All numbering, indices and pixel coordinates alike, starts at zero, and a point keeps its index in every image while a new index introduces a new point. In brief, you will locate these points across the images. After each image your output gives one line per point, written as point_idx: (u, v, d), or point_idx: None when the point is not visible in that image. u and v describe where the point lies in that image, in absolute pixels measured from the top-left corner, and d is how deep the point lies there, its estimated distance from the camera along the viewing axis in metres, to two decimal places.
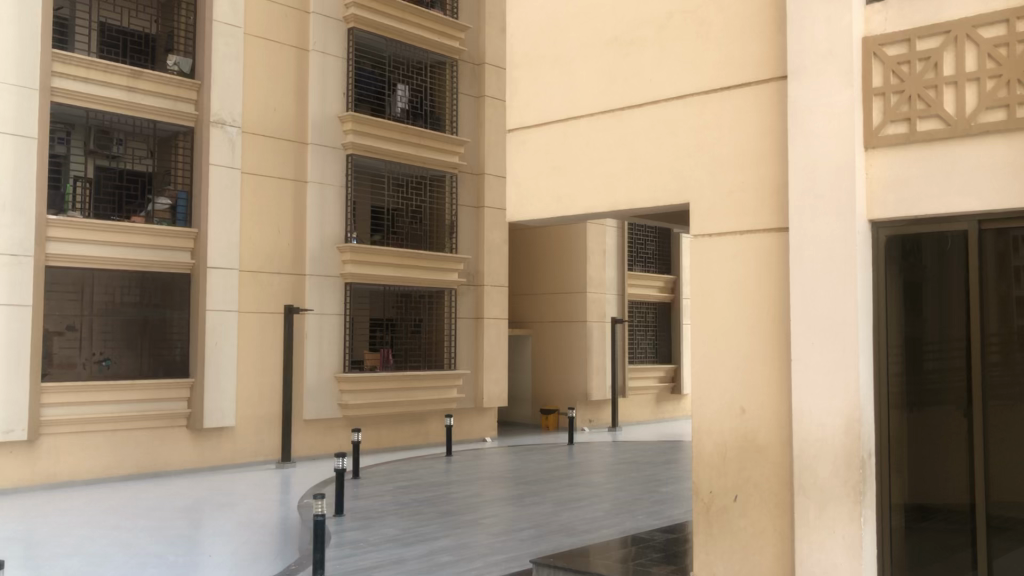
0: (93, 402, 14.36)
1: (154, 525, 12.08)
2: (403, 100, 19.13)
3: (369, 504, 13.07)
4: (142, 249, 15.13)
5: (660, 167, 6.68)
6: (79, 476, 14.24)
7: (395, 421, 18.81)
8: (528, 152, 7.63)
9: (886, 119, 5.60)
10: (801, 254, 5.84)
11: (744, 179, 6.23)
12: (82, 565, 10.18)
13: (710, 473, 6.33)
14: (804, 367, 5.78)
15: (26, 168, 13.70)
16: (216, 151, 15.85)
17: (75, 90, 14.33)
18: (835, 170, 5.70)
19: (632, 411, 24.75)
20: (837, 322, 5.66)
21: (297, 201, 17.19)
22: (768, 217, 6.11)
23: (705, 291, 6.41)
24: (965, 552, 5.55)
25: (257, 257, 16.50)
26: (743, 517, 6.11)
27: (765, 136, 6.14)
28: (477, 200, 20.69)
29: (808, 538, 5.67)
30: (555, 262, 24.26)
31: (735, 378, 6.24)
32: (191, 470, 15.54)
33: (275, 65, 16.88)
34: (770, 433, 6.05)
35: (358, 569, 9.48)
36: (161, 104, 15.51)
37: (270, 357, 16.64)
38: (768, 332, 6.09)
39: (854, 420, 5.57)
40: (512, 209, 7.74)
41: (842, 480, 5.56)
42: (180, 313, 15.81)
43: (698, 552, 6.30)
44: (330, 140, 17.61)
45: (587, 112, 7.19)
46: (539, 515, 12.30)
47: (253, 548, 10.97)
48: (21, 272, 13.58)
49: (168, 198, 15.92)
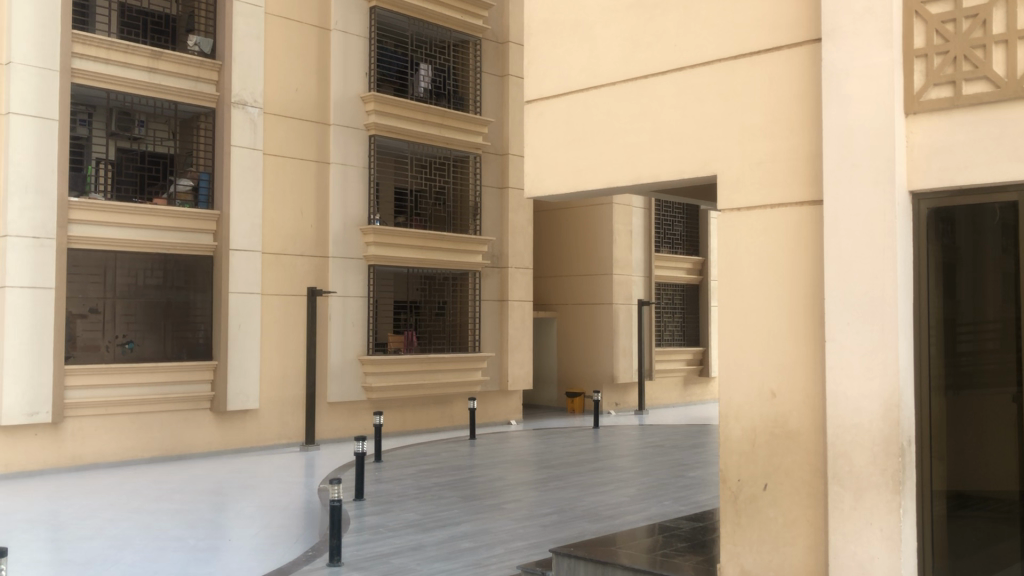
0: (116, 384, 14.27)
1: (176, 508, 11.93)
2: (425, 79, 18.82)
3: (391, 488, 12.87)
4: (164, 231, 14.95)
5: (685, 137, 6.34)
6: (104, 459, 14.19)
7: (419, 403, 18.61)
8: (545, 124, 7.31)
9: (930, 83, 5.22)
10: (836, 228, 5.47)
11: (775, 148, 5.87)
12: (103, 548, 10.04)
13: (738, 460, 6.02)
14: (840, 349, 5.42)
15: (49, 148, 13.57)
16: (237, 132, 15.65)
17: (95, 72, 14.15)
18: (874, 137, 5.33)
19: (659, 394, 24.48)
20: (875, 300, 5.30)
21: (320, 183, 16.93)
22: (801, 188, 5.75)
23: (733, 268, 6.07)
24: (1011, 540, 5.26)
25: (279, 238, 16.30)
26: (773, 506, 5.79)
27: (797, 103, 5.78)
28: (501, 181, 20.35)
29: (842, 529, 5.33)
30: (581, 243, 23.90)
31: (765, 360, 5.90)
32: (215, 452, 15.43)
33: (295, 44, 16.60)
34: (802, 418, 5.72)
35: (377, 555, 9.27)
36: (183, 85, 15.26)
37: (293, 339, 16.48)
38: (802, 312, 5.74)
39: (893, 406, 5.21)
40: (530, 183, 7.42)
41: (879, 469, 5.21)
42: (202, 296, 15.62)
43: (726, 542, 5.99)
44: (351, 120, 17.34)
45: (609, 80, 6.85)
46: (562, 500, 12.03)
47: (275, 531, 10.80)
48: (46, 255, 13.51)
49: (190, 179, 15.67)
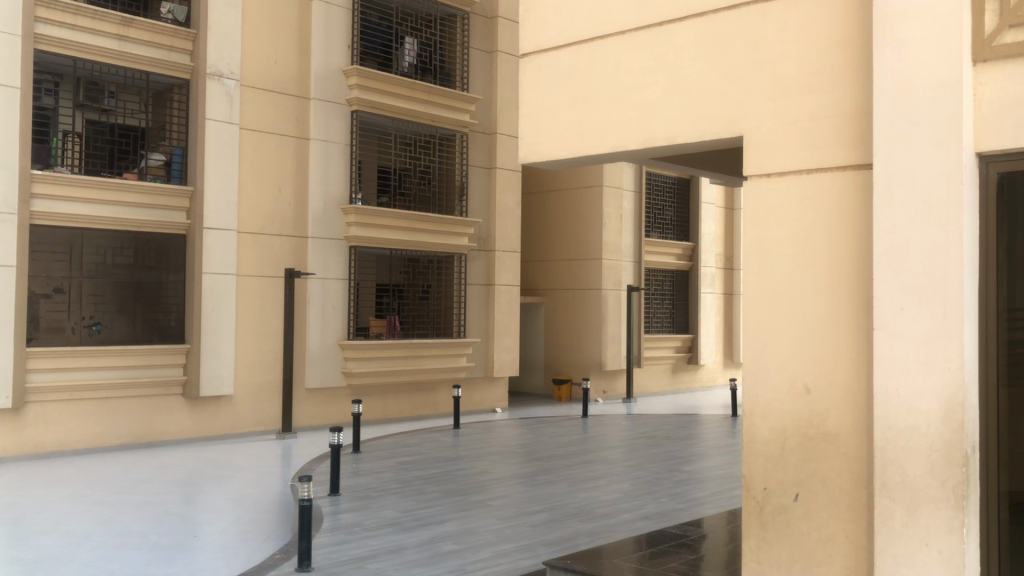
0: (80, 368, 13.36)
1: (142, 500, 11.06)
2: (410, 54, 17.85)
3: (370, 482, 12.05)
4: (135, 208, 14.02)
5: (708, 93, 5.51)
6: (69, 447, 13.30)
7: (402, 389, 17.76)
8: (545, 80, 6.48)
9: (1005, 23, 4.41)
10: (888, 195, 4.66)
11: (814, 104, 5.05)
12: (57, 545, 9.13)
13: (765, 464, 5.24)
14: (892, 338, 4.63)
15: (8, 116, 12.58)
16: (213, 105, 14.68)
17: (60, 38, 13.16)
18: (937, 90, 4.51)
19: (648, 381, 23.73)
20: (935, 281, 4.49)
21: (300, 159, 15.99)
22: (844, 150, 4.94)
23: (760, 243, 5.29)
24: None
25: (256, 217, 15.35)
26: (806, 519, 5.01)
27: (840, 52, 4.97)
28: (489, 161, 19.41)
29: (890, 552, 4.54)
30: (570, 227, 23.04)
31: (797, 350, 5.12)
32: (188, 440, 14.56)
33: (274, 13, 15.64)
34: (842, 418, 4.93)
35: (351, 559, 8.42)
36: (155, 54, 14.34)
37: (270, 322, 15.56)
38: (842, 293, 4.94)
39: (956, 405, 4.41)
40: (526, 147, 6.61)
41: (938, 480, 4.42)
42: (175, 276, 14.75)
43: (749, 559, 5.23)
44: (333, 94, 16.38)
45: (617, 29, 6.02)
46: (551, 496, 11.24)
47: (246, 526, 9.97)
48: (6, 230, 12.57)
49: (162, 154, 14.86)
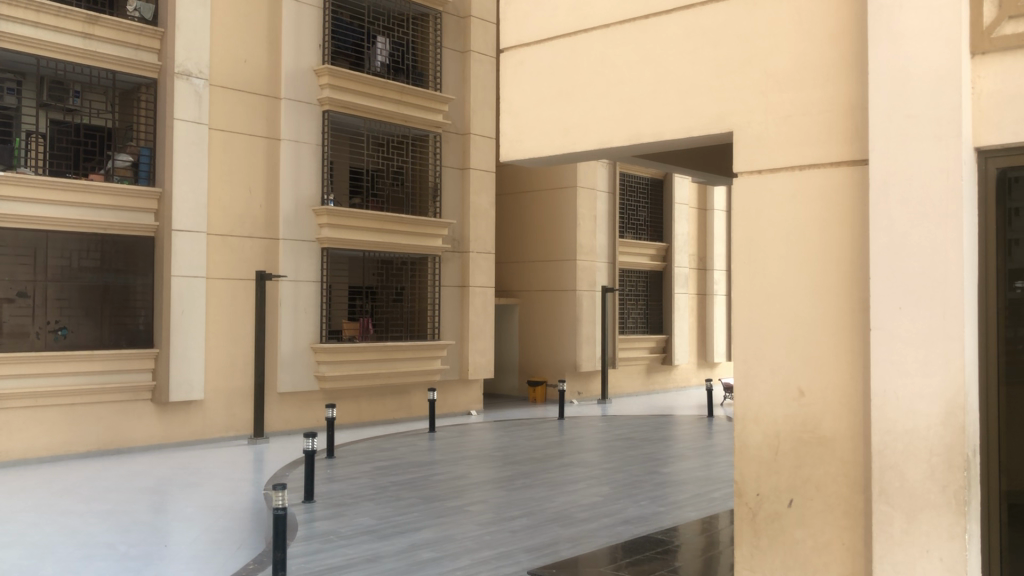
0: (46, 374, 12.99)
1: (110, 509, 10.73)
2: (382, 53, 17.59)
3: (344, 488, 11.79)
4: (101, 211, 13.68)
5: (697, 87, 5.36)
6: (34, 455, 12.90)
7: (375, 393, 17.49)
8: (527, 74, 6.30)
9: (1004, 15, 4.30)
10: (886, 190, 4.52)
11: (806, 98, 4.91)
12: (21, 557, 8.78)
13: (758, 470, 5.10)
14: (891, 338, 4.50)
15: None
16: (181, 104, 14.33)
17: (23, 36, 12.77)
18: (935, 83, 4.38)
19: (623, 382, 23.62)
20: (934, 280, 4.36)
21: (271, 159, 15.69)
22: (837, 146, 4.80)
23: (751, 241, 5.15)
24: None
25: (226, 218, 15.04)
26: (801, 525, 4.87)
27: (833, 45, 4.83)
28: (463, 162, 19.21)
29: (889, 560, 4.40)
30: (544, 227, 22.88)
31: (791, 352, 4.98)
32: (157, 447, 14.20)
33: (243, 12, 15.33)
34: (837, 421, 4.79)
35: (327, 568, 8.17)
36: (122, 53, 14.01)
37: (241, 325, 15.24)
38: (837, 292, 4.80)
39: (957, 407, 4.28)
40: (508, 144, 6.43)
41: (940, 485, 4.29)
42: (144, 279, 14.45)
43: (742, 567, 5.08)
44: (304, 94, 16.09)
45: (600, 23, 5.86)
46: (529, 501, 11.05)
47: (218, 535, 9.70)
48: None
49: (129, 154, 14.52)
